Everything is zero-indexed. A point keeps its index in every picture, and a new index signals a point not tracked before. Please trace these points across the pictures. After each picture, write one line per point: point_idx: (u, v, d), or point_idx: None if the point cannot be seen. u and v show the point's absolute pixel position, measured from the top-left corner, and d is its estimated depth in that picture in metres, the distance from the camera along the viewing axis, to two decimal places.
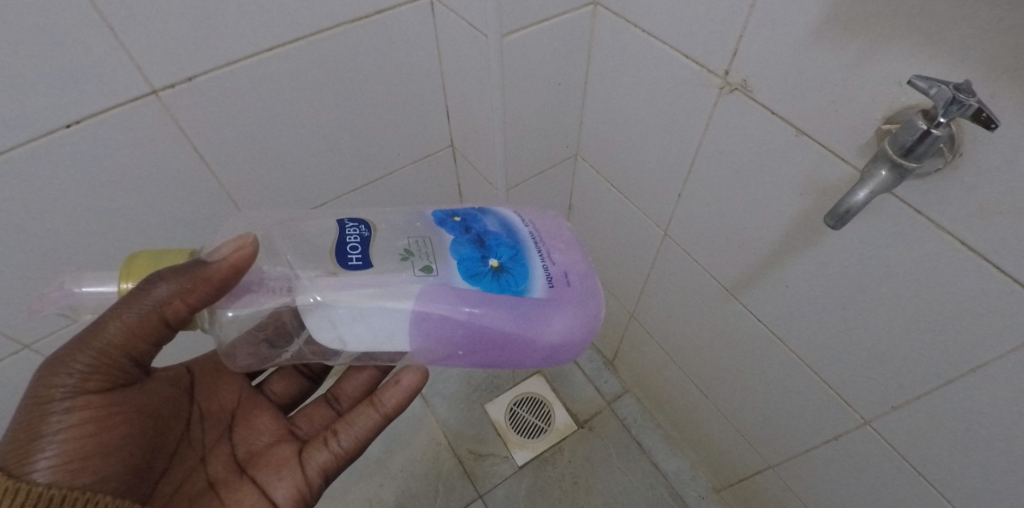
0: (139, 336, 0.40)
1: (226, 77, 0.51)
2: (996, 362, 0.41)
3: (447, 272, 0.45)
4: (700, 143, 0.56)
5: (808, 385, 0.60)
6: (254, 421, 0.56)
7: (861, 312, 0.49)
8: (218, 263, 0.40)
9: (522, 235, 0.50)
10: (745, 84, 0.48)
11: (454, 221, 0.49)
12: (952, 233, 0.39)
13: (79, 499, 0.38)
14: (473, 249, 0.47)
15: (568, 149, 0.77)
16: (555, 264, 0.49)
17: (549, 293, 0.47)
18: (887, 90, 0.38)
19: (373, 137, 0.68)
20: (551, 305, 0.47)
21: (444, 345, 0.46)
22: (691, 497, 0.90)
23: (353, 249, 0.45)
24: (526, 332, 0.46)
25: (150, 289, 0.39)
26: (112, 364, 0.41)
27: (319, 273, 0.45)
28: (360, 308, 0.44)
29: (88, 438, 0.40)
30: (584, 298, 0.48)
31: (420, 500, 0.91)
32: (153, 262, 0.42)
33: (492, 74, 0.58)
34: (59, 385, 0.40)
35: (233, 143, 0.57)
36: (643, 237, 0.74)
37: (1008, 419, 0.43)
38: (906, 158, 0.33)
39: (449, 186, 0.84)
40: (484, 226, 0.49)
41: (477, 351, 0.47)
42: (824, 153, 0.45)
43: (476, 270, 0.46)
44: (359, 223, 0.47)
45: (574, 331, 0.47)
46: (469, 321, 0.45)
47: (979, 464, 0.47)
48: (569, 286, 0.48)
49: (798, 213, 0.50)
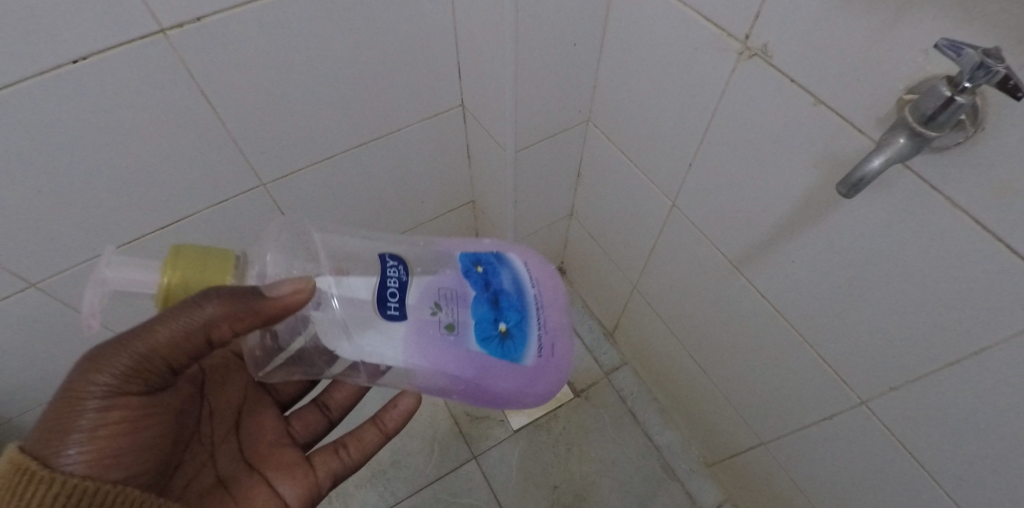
0: (179, 348, 0.40)
1: (236, 18, 0.50)
2: (1002, 343, 0.41)
3: (464, 332, 0.46)
4: (714, 111, 0.55)
5: (807, 363, 0.60)
6: (259, 416, 0.56)
7: (866, 289, 0.49)
8: (276, 299, 0.40)
9: (534, 296, 0.50)
10: (765, 50, 0.47)
11: (477, 272, 0.49)
12: (965, 208, 0.38)
13: (109, 493, 0.39)
14: (489, 311, 0.47)
15: (580, 114, 0.75)
16: (552, 332, 0.51)
17: (542, 364, 0.49)
18: (912, 59, 0.37)
19: (382, 92, 0.67)
20: (541, 374, 0.50)
21: (441, 389, 0.49)
22: (683, 470, 0.91)
23: (392, 297, 0.45)
24: (517, 393, 0.49)
25: (201, 307, 0.38)
26: (151, 370, 0.41)
27: (354, 310, 0.45)
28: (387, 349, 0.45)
29: (121, 438, 0.40)
30: (565, 365, 0.52)
31: (416, 458, 0.93)
32: (200, 262, 0.41)
33: (506, 31, 0.56)
34: (97, 384, 0.39)
35: (240, 89, 0.56)
36: (651, 208, 0.74)
37: (1009, 403, 0.42)
38: (927, 127, 0.32)
39: (458, 147, 0.84)
40: (501, 282, 0.49)
41: (467, 397, 0.50)
42: (841, 124, 0.43)
43: (487, 334, 0.46)
44: (399, 264, 0.47)
45: (550, 393, 0.52)
46: (469, 381, 0.47)
47: (974, 448, 0.47)
48: (557, 355, 0.51)
49: (809, 185, 0.49)
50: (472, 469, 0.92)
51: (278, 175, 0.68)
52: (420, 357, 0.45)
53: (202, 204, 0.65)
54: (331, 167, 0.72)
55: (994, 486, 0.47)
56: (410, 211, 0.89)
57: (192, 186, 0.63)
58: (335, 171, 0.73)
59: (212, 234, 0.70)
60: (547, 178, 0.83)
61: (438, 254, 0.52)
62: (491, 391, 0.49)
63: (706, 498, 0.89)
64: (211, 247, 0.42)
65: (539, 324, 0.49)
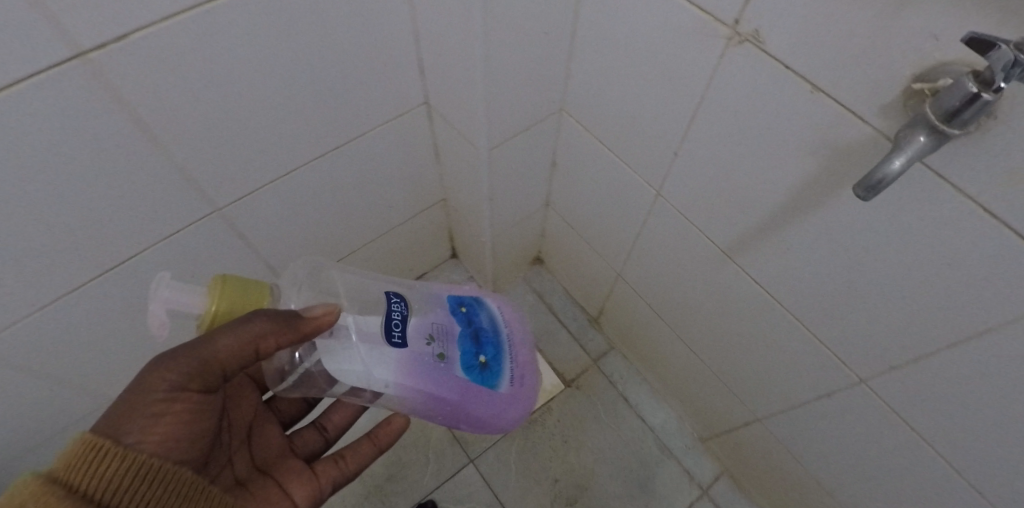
0: (233, 357, 0.43)
1: (166, 32, 0.43)
2: (1009, 325, 0.41)
3: (451, 360, 0.52)
4: (701, 98, 0.53)
5: (804, 345, 0.60)
6: (268, 430, 0.56)
7: (867, 275, 0.49)
8: (313, 317, 0.45)
9: (506, 334, 0.58)
10: (757, 35, 0.44)
11: (460, 312, 0.56)
12: (975, 196, 0.37)
13: (159, 470, 0.41)
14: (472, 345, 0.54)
15: (553, 103, 0.71)
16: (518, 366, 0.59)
17: (512, 392, 0.57)
18: (920, 44, 0.35)
19: (342, 96, 0.61)
20: (510, 401, 0.57)
21: (424, 412, 0.54)
22: (679, 448, 0.92)
23: (396, 327, 0.49)
24: (489, 416, 0.57)
25: (251, 322, 0.42)
26: (206, 375, 0.44)
27: (359, 338, 0.48)
28: (387, 372, 0.49)
29: (173, 430, 0.43)
30: (529, 393, 0.61)
31: (414, 468, 0.91)
32: (244, 293, 0.44)
33: (475, 23, 0.52)
34: (164, 381, 0.42)
35: (181, 112, 0.49)
36: (633, 197, 0.72)
37: (1015, 380, 0.43)
38: (951, 123, 0.31)
39: (425, 144, 0.79)
40: (480, 321, 0.57)
41: (444, 419, 0.56)
42: (841, 112, 0.42)
43: (470, 364, 0.53)
44: (401, 300, 0.52)
45: (515, 417, 0.60)
46: (452, 405, 0.53)
47: (977, 423, 0.48)
48: (523, 385, 0.59)
49: (806, 173, 0.48)
50: (471, 473, 0.90)
51: (235, 198, 0.62)
52: (414, 383, 0.50)
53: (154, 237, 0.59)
54: (291, 181, 0.66)
55: (996, 457, 0.48)
56: (380, 217, 0.84)
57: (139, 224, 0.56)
58: (296, 185, 0.67)
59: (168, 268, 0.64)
60: (522, 172, 0.80)
61: (425, 295, 0.58)
62: (469, 414, 0.55)
63: (703, 472, 0.91)
64: (251, 279, 0.45)
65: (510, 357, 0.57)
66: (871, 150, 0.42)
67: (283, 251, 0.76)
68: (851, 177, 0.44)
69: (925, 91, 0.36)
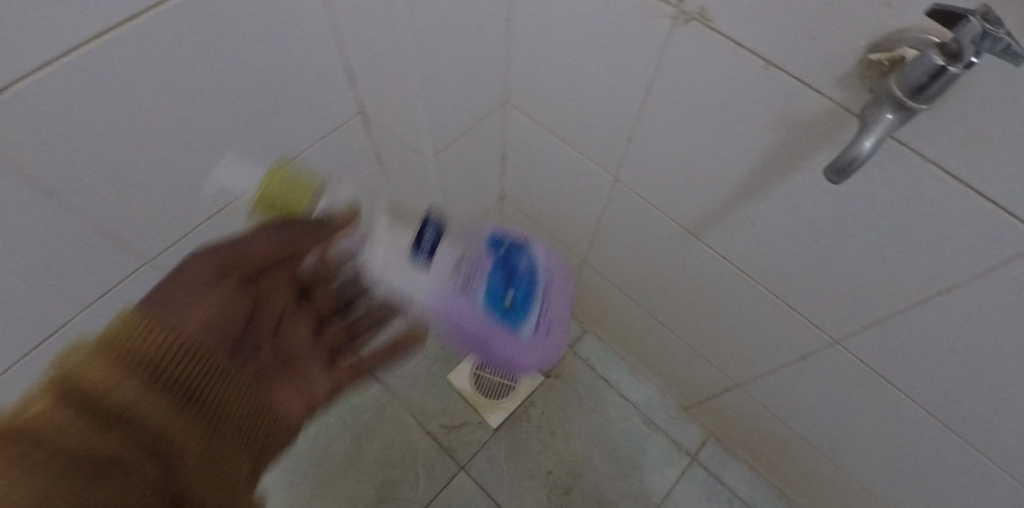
0: (268, 253, 0.47)
1: (42, 88, 0.37)
2: (968, 283, 0.42)
3: (474, 292, 0.57)
4: (652, 81, 0.51)
5: (775, 312, 0.61)
6: (294, 324, 0.53)
7: (833, 244, 0.49)
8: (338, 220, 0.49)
9: (541, 279, 0.65)
10: (703, 13, 0.42)
11: (500, 252, 0.63)
12: (937, 161, 0.37)
13: (180, 350, 0.41)
14: (501, 282, 0.60)
15: (496, 97, 0.68)
16: (545, 316, 0.63)
17: (533, 335, 0.61)
18: (874, 14, 0.33)
19: (268, 120, 0.56)
20: (532, 345, 0.61)
21: (455, 331, 0.58)
22: (664, 420, 0.94)
23: (426, 243, 0.53)
24: (509, 354, 0.62)
25: (288, 226, 0.47)
26: (240, 267, 0.46)
27: (394, 249, 0.52)
28: (412, 276, 0.53)
29: (210, 314, 0.44)
30: (547, 344, 0.63)
31: (403, 486, 0.90)
32: (290, 183, 0.47)
33: (401, 26, 0.48)
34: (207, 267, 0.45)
35: (80, 164, 0.43)
36: (591, 184, 0.70)
37: (977, 332, 0.45)
38: (916, 99, 0.30)
39: (365, 151, 0.75)
40: (519, 263, 0.64)
41: (474, 341, 0.60)
42: (798, 86, 0.41)
43: (496, 298, 0.59)
44: (434, 228, 0.54)
45: (537, 359, 0.63)
46: (478, 330, 0.58)
47: (944, 373, 0.50)
48: (545, 335, 0.63)
49: (767, 148, 0.47)
50: (462, 482, 0.90)
51: (164, 248, 0.57)
52: (435, 299, 0.54)
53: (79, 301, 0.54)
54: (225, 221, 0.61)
55: (964, 403, 0.51)
56: None
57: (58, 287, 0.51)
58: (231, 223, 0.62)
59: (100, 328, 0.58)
60: (473, 170, 0.77)
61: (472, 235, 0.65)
62: (491, 343, 0.60)
63: (689, 440, 0.93)
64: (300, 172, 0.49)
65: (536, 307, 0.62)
66: (829, 122, 0.41)
67: None
68: (810, 150, 0.44)
69: (883, 61, 0.34)
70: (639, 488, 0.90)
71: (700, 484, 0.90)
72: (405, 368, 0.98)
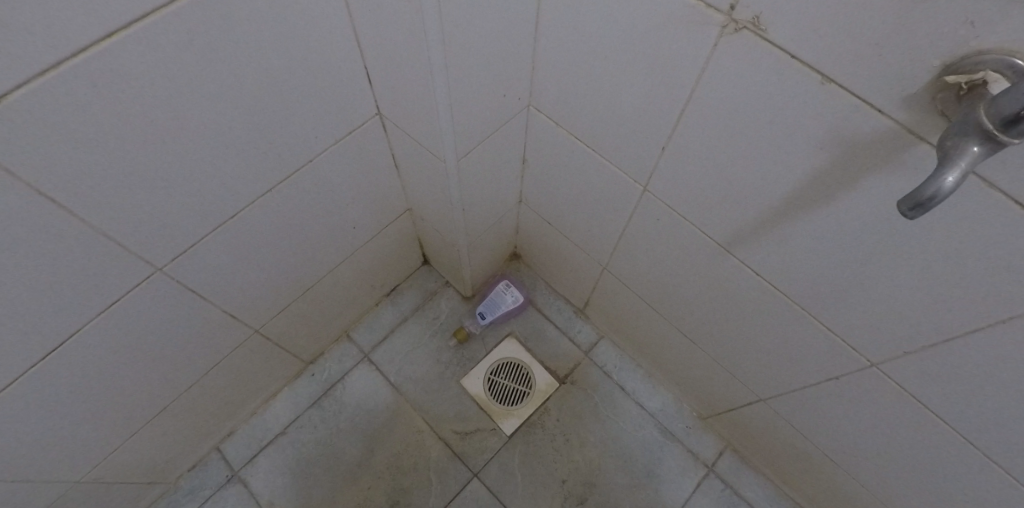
0: None
1: (48, 91, 0.37)
2: (1015, 320, 0.41)
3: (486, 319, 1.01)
4: (692, 91, 0.47)
5: (809, 331, 0.59)
6: None
7: (877, 270, 0.47)
8: None
9: (507, 295, 1.01)
10: (756, 22, 0.39)
11: (483, 309, 1.01)
12: (1009, 194, 0.35)
13: None
14: (489, 311, 1.00)
15: (520, 101, 0.66)
16: (512, 301, 1.01)
17: (512, 306, 1.01)
18: (953, 31, 0.30)
19: (279, 120, 0.55)
20: (511, 309, 1.02)
21: None
22: (679, 430, 0.96)
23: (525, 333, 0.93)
24: (512, 315, 1.03)
25: None
26: None
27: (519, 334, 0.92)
28: None
29: None
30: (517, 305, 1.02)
31: (417, 491, 0.92)
32: None
33: (428, 38, 0.46)
34: None
35: None
36: (618, 194, 0.67)
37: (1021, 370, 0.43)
38: (1008, 133, 0.27)
39: (380, 153, 0.73)
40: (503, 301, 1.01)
41: None
42: (858, 105, 0.38)
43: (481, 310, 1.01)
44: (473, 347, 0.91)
45: None
46: None
47: (988, 408, 0.48)
48: (516, 306, 1.02)
49: (814, 169, 0.44)
50: (476, 488, 0.92)
51: (176, 254, 0.59)
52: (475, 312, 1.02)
53: (92, 306, 0.55)
54: (236, 224, 0.62)
55: (1005, 438, 0.49)
56: (341, 238, 0.80)
57: (63, 289, 0.51)
58: (243, 226, 0.63)
59: (111, 329, 0.60)
60: (493, 174, 0.74)
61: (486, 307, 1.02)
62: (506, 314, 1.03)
63: (706, 450, 0.94)
64: None
65: (506, 297, 1.01)
66: (890, 142, 0.38)
67: (235, 294, 0.72)
68: (867, 172, 0.41)
69: (959, 84, 0.32)
70: (654, 498, 0.92)
71: (715, 495, 0.92)
72: (419, 373, 1.00)
